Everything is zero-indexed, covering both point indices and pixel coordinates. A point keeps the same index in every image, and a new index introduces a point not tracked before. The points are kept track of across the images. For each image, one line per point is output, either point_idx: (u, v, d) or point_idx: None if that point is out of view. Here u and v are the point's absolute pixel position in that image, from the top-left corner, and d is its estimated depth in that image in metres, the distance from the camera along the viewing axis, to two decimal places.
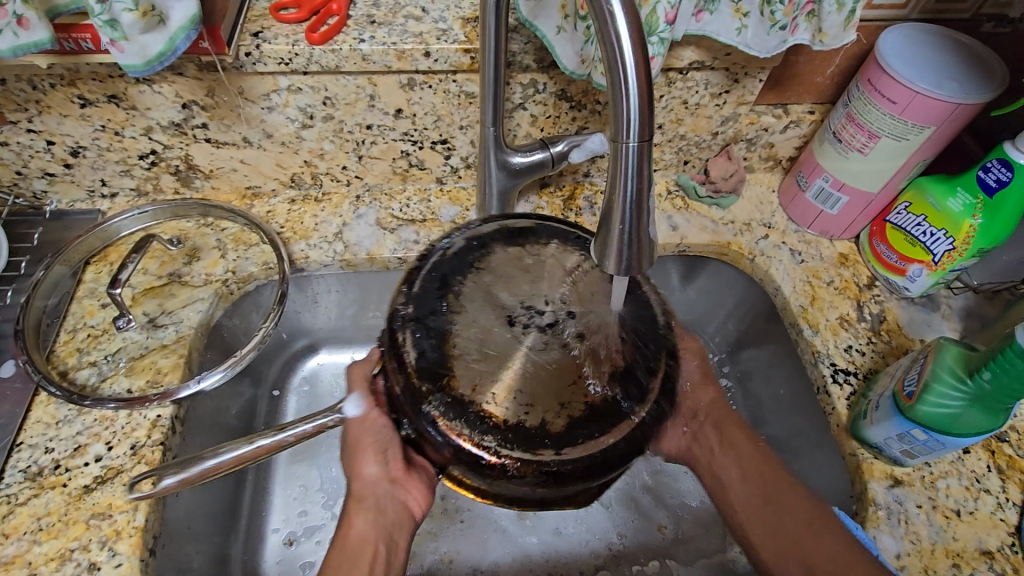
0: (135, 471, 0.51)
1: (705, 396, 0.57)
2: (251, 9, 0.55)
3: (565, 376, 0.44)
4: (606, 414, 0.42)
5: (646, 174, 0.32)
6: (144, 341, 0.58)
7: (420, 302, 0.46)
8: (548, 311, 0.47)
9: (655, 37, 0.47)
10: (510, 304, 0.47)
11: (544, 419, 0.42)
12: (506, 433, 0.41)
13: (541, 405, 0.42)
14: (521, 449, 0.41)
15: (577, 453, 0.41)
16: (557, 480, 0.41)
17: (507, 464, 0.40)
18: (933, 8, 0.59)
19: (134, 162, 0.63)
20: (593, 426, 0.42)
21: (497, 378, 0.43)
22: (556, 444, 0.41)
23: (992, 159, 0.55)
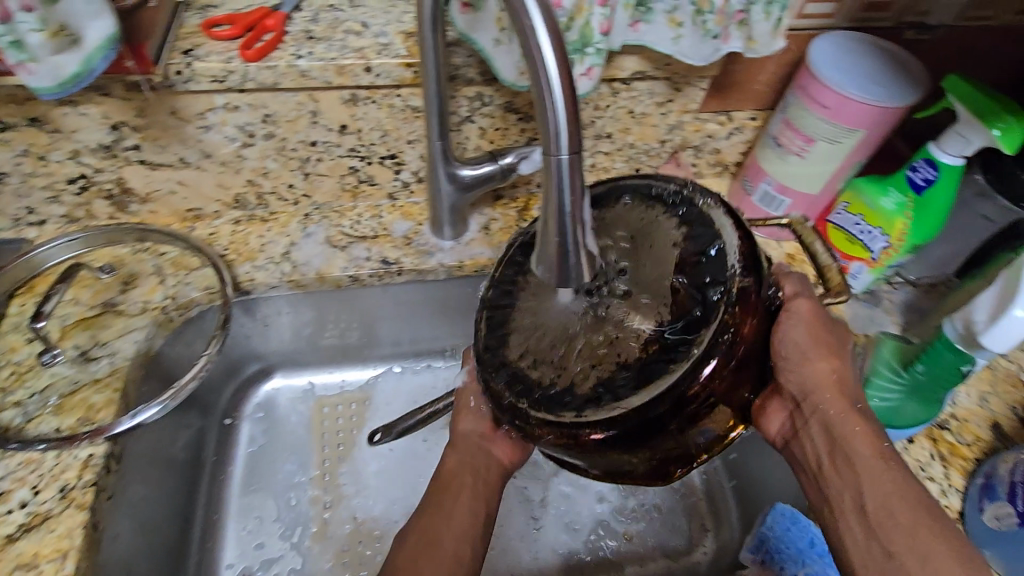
0: (64, 516, 0.48)
1: (817, 380, 0.45)
2: (182, 26, 0.54)
3: (601, 337, 0.40)
4: (636, 375, 0.38)
5: (580, 190, 0.34)
6: (75, 375, 0.55)
7: (495, 285, 0.48)
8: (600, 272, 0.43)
9: (591, 48, 0.48)
10: None
11: (572, 380, 0.40)
12: (536, 393, 0.40)
13: (571, 366, 0.40)
14: (545, 411, 0.39)
15: (594, 416, 0.37)
16: (579, 443, 0.38)
17: (533, 423, 0.40)
18: (859, 17, 0.62)
19: (62, 188, 0.60)
20: (617, 388, 0.38)
21: (537, 344, 0.42)
22: (580, 406, 0.38)
23: (919, 159, 0.58)
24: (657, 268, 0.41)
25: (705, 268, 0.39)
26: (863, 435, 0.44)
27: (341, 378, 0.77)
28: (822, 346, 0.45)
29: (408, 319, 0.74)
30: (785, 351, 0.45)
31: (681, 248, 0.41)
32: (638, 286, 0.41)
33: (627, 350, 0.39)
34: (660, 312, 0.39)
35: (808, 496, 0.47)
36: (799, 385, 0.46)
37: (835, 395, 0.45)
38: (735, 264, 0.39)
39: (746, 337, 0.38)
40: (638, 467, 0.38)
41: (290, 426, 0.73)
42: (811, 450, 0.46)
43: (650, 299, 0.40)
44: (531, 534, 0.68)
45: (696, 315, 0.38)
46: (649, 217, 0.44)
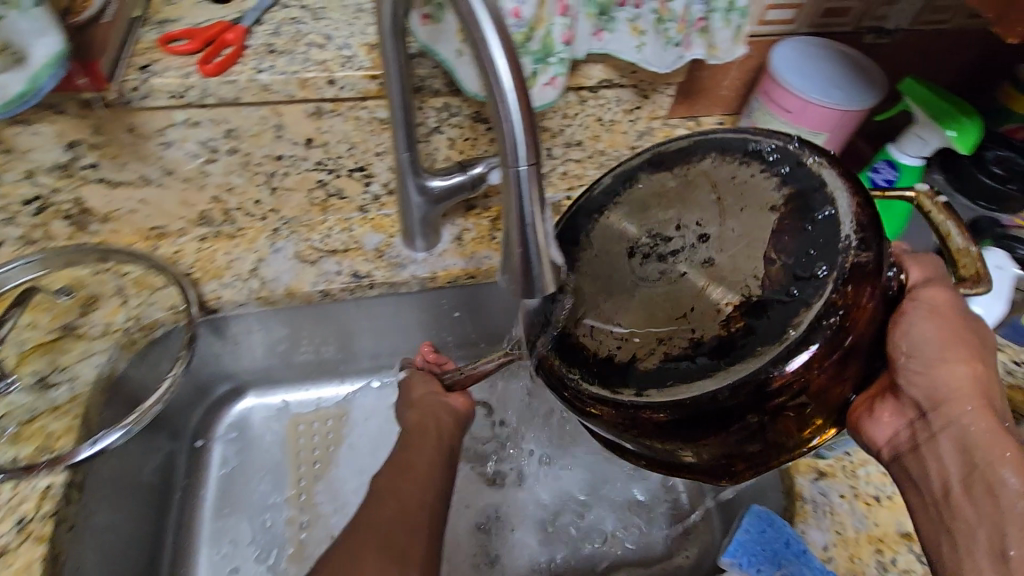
0: (21, 550, 0.46)
1: (951, 384, 0.37)
2: (138, 42, 0.53)
3: (676, 307, 0.40)
4: (722, 352, 0.36)
5: (540, 201, 0.34)
6: (33, 403, 0.53)
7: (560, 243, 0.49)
8: (675, 238, 0.43)
9: (553, 58, 0.48)
10: (636, 236, 0.46)
11: (636, 355, 0.40)
12: (592, 367, 0.41)
13: (638, 340, 0.40)
14: (600, 385, 0.40)
15: (657, 397, 0.37)
16: (636, 424, 0.37)
17: (585, 395, 0.40)
18: (819, 23, 0.63)
19: (17, 210, 0.58)
20: (689, 367, 0.36)
21: (603, 312, 0.43)
22: (642, 386, 0.38)
23: (880, 161, 0.60)
24: (744, 234, 0.39)
25: (813, 237, 0.36)
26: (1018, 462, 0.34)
27: (318, 395, 0.76)
28: (957, 346, 0.38)
29: (383, 333, 0.74)
30: (912, 348, 0.37)
31: (779, 213, 0.38)
32: (717, 251, 0.40)
33: (705, 325, 0.38)
34: (747, 285, 0.37)
35: (921, 530, 0.38)
36: (926, 390, 0.38)
37: (976, 405, 0.37)
38: (849, 236, 0.35)
39: (859, 320, 0.34)
40: (699, 463, 0.37)
41: (265, 446, 0.72)
42: (936, 471, 0.37)
43: (736, 266, 0.38)
44: (514, 544, 0.67)
45: (792, 294, 0.35)
46: (741, 176, 0.42)
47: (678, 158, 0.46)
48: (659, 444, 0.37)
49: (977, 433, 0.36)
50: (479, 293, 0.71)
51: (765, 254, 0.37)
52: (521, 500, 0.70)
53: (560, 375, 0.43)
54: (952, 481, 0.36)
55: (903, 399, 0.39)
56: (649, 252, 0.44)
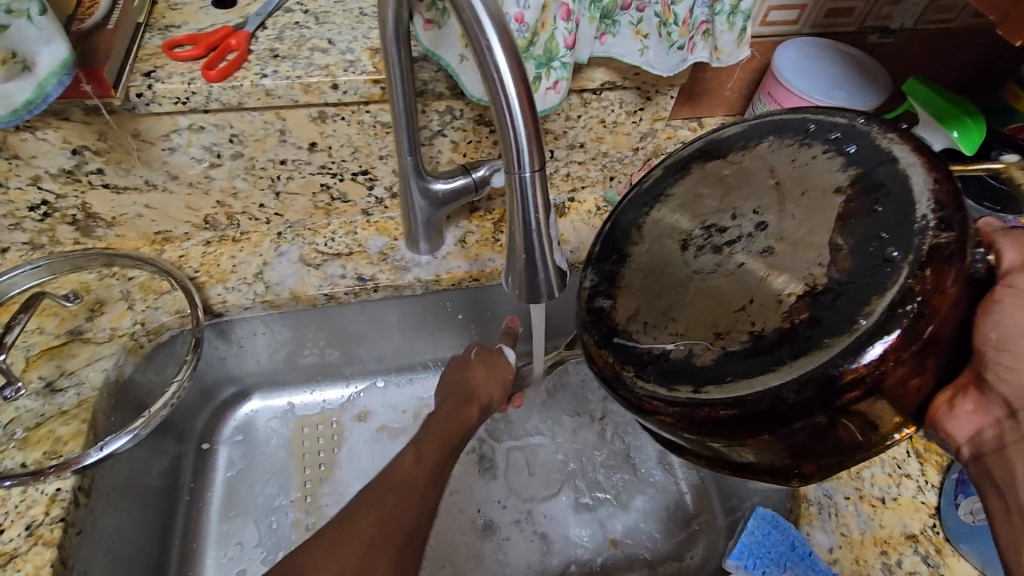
0: (30, 555, 0.46)
1: None
2: (143, 48, 0.53)
3: (733, 301, 0.37)
4: (782, 346, 0.32)
5: (545, 207, 0.34)
6: (40, 408, 0.53)
7: (608, 243, 0.48)
8: (732, 227, 0.40)
9: (557, 62, 0.48)
10: (690, 227, 0.43)
11: (693, 350, 0.37)
12: (648, 364, 0.38)
13: (693, 334, 0.38)
14: (657, 381, 0.37)
15: (715, 394, 0.33)
16: (695, 423, 0.34)
17: (641, 393, 0.37)
18: (823, 23, 0.63)
19: (23, 215, 0.58)
20: (745, 362, 0.33)
21: (659, 306, 0.41)
22: (700, 382, 0.35)
23: None
24: (807, 219, 0.36)
25: (878, 221, 0.33)
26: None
27: (323, 398, 0.76)
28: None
29: (389, 336, 0.74)
30: (1002, 342, 0.30)
31: (845, 195, 0.35)
32: (781, 238, 0.37)
33: (766, 319, 0.34)
34: (811, 273, 0.34)
35: (1003, 546, 0.32)
36: (1021, 389, 0.30)
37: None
38: (926, 216, 0.31)
39: (941, 307, 0.29)
40: (757, 465, 0.34)
41: (269, 449, 0.72)
42: None
43: (797, 253, 0.35)
44: (518, 544, 0.67)
45: (865, 277, 0.31)
46: (801, 160, 0.39)
47: (728, 149, 0.44)
48: (715, 443, 0.34)
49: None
50: (484, 296, 0.71)
51: (831, 239, 0.34)
52: (526, 501, 0.70)
53: (616, 372, 0.40)
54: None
55: (991, 398, 0.31)
56: (703, 242, 0.41)
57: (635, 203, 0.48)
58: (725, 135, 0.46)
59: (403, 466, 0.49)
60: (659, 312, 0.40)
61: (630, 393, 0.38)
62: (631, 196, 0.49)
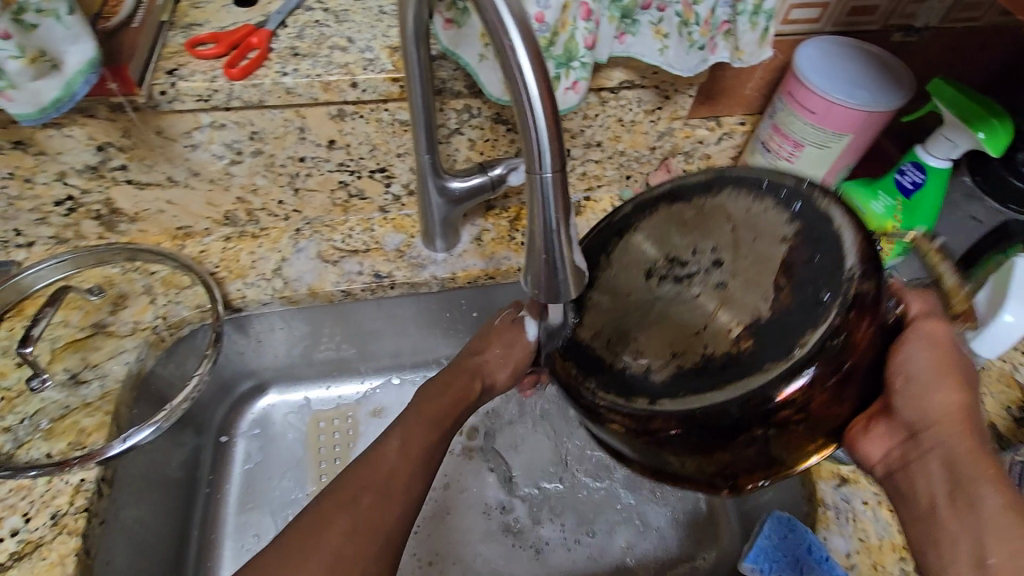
0: (56, 543, 0.47)
1: (937, 410, 0.41)
2: (166, 45, 0.54)
3: (688, 327, 0.41)
4: (734, 365, 0.37)
5: (564, 206, 0.34)
6: (65, 399, 0.54)
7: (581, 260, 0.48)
8: (693, 262, 0.43)
9: (576, 62, 0.47)
10: (654, 255, 0.45)
11: (650, 366, 0.41)
12: (608, 377, 0.42)
13: (652, 353, 0.41)
14: (616, 393, 0.40)
15: (669, 408, 0.37)
16: (656, 436, 0.37)
17: (601, 403, 0.40)
18: (845, 21, 0.62)
19: (50, 210, 0.60)
20: (701, 382, 0.38)
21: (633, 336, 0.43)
22: (657, 395, 0.39)
23: (907, 163, 0.58)
24: (756, 265, 0.40)
25: (816, 269, 0.38)
26: (992, 477, 0.38)
27: (338, 396, 0.77)
28: (943, 379, 0.41)
29: (404, 333, 0.74)
30: (910, 375, 0.41)
31: (789, 245, 0.39)
32: (738, 274, 0.41)
33: (719, 343, 0.39)
34: (756, 307, 0.39)
35: (912, 541, 0.40)
36: (918, 414, 0.41)
37: (959, 429, 0.40)
38: (852, 267, 0.36)
39: (859, 343, 0.35)
40: (695, 474, 0.37)
41: (284, 443, 0.73)
42: (925, 485, 0.40)
43: (748, 290, 0.40)
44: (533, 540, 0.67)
45: (802, 313, 0.37)
46: (755, 210, 0.42)
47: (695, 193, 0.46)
48: (668, 456, 0.37)
49: (958, 451, 0.39)
50: (498, 293, 0.71)
51: (775, 280, 0.39)
52: (540, 499, 0.70)
53: (576, 384, 0.43)
54: (937, 494, 0.39)
55: (895, 421, 0.42)
56: (668, 273, 0.44)
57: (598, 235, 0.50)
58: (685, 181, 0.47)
59: (390, 449, 0.46)
60: (623, 333, 0.44)
61: (590, 405, 0.41)
62: (597, 229, 0.50)
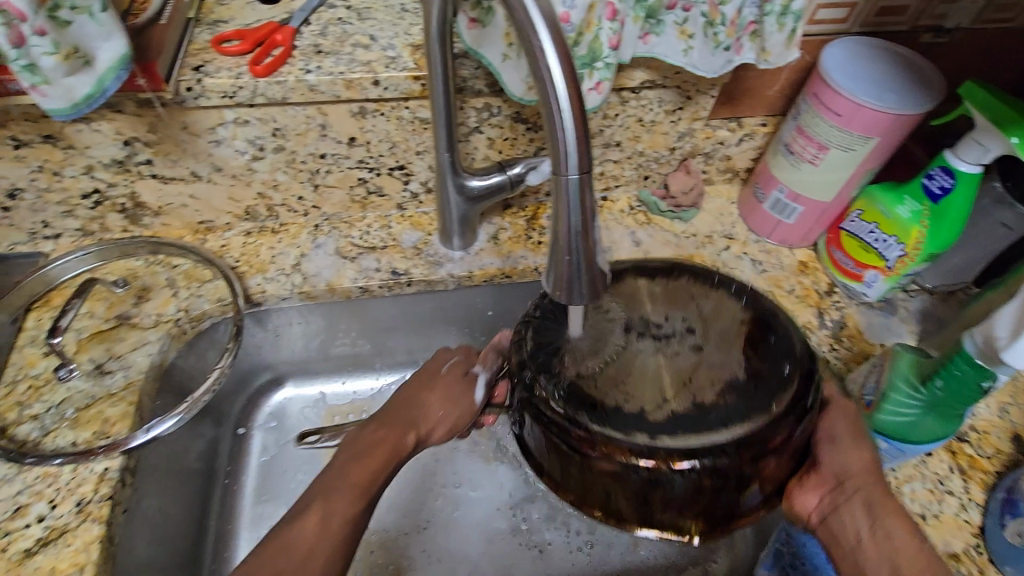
0: (81, 530, 0.48)
1: (855, 463, 0.46)
2: (193, 42, 0.54)
3: (675, 374, 0.40)
4: (722, 411, 0.37)
5: (589, 208, 0.34)
6: (90, 389, 0.55)
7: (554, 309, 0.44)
8: (666, 324, 0.43)
9: (600, 63, 0.47)
10: (628, 316, 0.43)
11: (643, 408, 0.38)
12: (600, 412, 0.38)
13: (641, 396, 0.38)
14: (611, 427, 0.37)
15: (672, 444, 0.36)
16: (652, 473, 0.35)
17: (597, 440, 0.36)
18: (873, 22, 0.61)
19: (77, 203, 0.61)
20: (694, 422, 0.37)
21: (617, 379, 0.39)
22: (652, 431, 0.36)
23: (935, 167, 0.57)
24: (722, 338, 0.42)
25: (779, 348, 0.41)
26: (897, 516, 0.44)
27: (352, 392, 0.77)
28: (859, 440, 0.47)
29: (419, 330, 0.75)
30: (831, 437, 0.46)
31: (749, 325, 0.43)
32: (710, 343, 0.42)
33: (707, 394, 0.38)
34: (735, 370, 0.40)
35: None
36: (840, 465, 0.46)
37: (871, 480, 0.46)
38: (801, 349, 0.41)
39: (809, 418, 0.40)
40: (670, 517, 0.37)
41: (299, 436, 0.74)
42: (852, 528, 0.45)
43: (723, 357, 0.41)
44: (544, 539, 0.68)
45: (768, 379, 0.39)
46: (714, 297, 0.45)
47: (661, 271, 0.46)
48: (655, 497, 0.36)
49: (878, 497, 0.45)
50: (514, 292, 0.71)
51: (744, 350, 0.41)
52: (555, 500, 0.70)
53: (567, 418, 0.37)
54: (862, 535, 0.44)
55: (822, 473, 0.46)
56: (644, 330, 0.42)
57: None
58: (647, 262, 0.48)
59: (308, 524, 0.43)
60: (609, 377, 0.40)
61: (580, 437, 0.36)
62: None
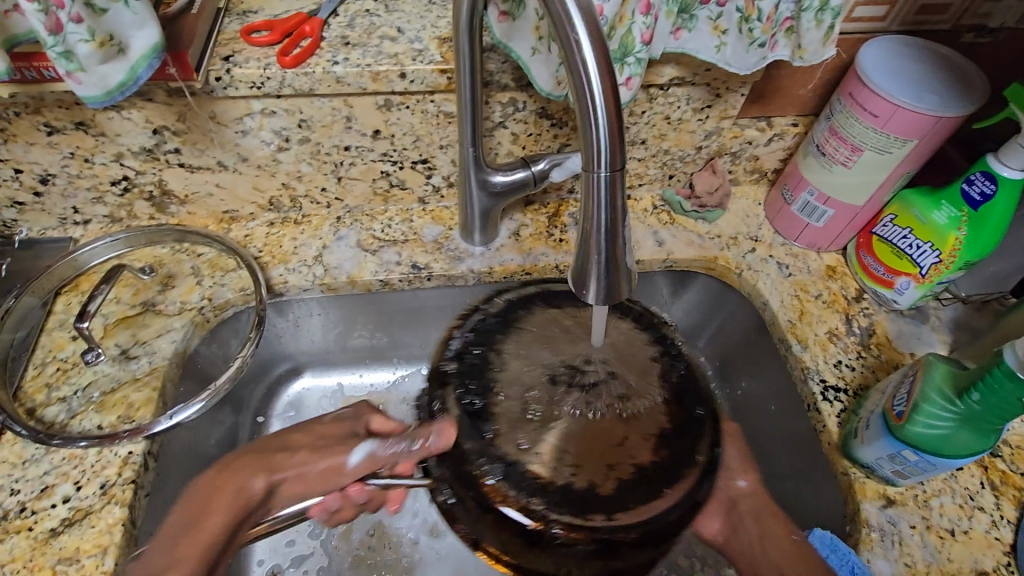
0: (105, 512, 0.49)
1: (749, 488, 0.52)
2: (222, 32, 0.54)
3: (610, 437, 0.42)
4: (659, 476, 0.41)
5: (620, 207, 0.33)
6: (116, 373, 0.56)
7: (463, 361, 0.46)
8: (590, 370, 0.46)
9: (632, 58, 0.46)
10: (553, 363, 0.46)
11: (592, 482, 0.40)
12: (552, 495, 0.39)
13: (587, 467, 0.41)
14: (569, 512, 0.39)
15: (626, 520, 0.39)
16: (612, 549, 0.39)
17: (557, 531, 0.39)
18: (913, 20, 0.59)
19: (106, 189, 0.62)
20: (641, 489, 0.40)
21: (547, 438, 0.42)
22: (607, 508, 0.39)
23: (976, 172, 0.55)
24: (640, 377, 0.46)
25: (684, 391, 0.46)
26: (777, 521, 0.52)
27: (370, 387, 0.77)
28: (750, 467, 0.53)
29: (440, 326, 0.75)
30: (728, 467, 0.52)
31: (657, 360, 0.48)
32: (632, 387, 0.46)
33: (642, 453, 0.42)
34: (655, 421, 0.44)
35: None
36: (733, 490, 0.52)
37: (760, 499, 0.52)
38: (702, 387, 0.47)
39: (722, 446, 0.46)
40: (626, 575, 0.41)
41: None
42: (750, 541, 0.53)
43: (643, 400, 0.45)
44: None
45: (684, 423, 0.44)
46: (621, 329, 0.50)
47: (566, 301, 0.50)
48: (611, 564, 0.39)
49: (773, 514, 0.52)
50: None
51: (660, 395, 0.45)
52: None
53: (523, 508, 0.39)
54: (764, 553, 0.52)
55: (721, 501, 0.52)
56: (572, 381, 0.45)
57: (468, 338, 0.47)
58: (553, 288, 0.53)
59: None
60: (556, 437, 0.42)
61: (540, 528, 0.39)
62: (467, 331, 0.48)
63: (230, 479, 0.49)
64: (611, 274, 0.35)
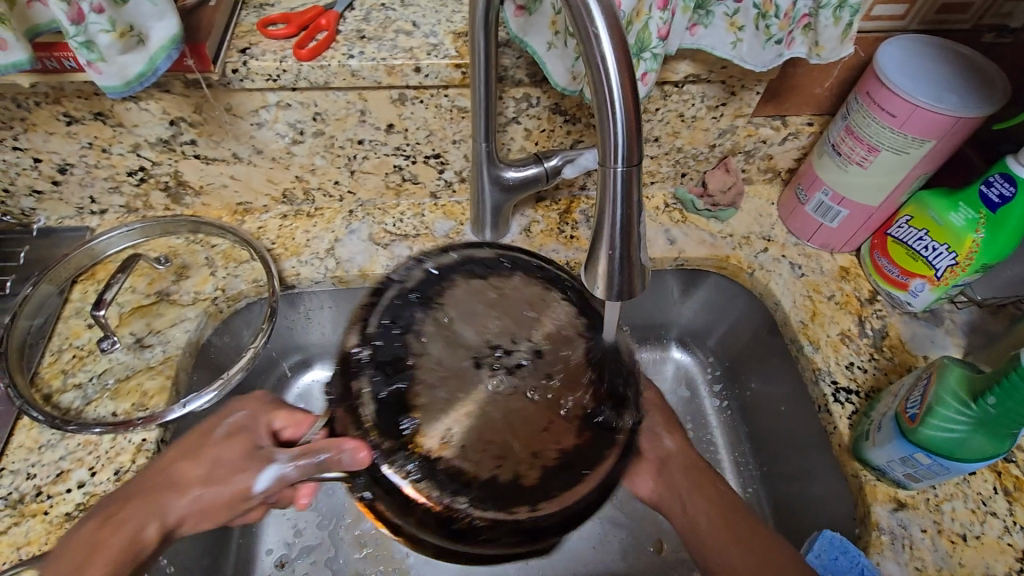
0: None
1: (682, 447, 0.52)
2: (239, 25, 0.55)
3: (536, 420, 0.39)
4: (585, 458, 0.38)
5: (636, 203, 0.33)
6: (130, 362, 0.57)
7: (380, 346, 0.40)
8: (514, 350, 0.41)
9: (648, 53, 0.46)
10: (475, 343, 0.41)
11: (516, 472, 0.37)
12: (477, 490, 0.36)
13: (513, 456, 0.37)
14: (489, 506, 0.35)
15: (550, 509, 0.36)
16: (532, 537, 0.36)
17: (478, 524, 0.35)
18: (933, 19, 0.58)
19: (123, 179, 0.63)
20: (566, 474, 0.37)
21: (462, 426, 0.37)
22: (532, 498, 0.36)
23: (994, 173, 0.54)
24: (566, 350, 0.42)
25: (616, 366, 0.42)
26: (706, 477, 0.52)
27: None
28: (674, 426, 0.53)
29: None
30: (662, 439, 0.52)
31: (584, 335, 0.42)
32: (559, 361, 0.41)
33: (566, 438, 0.38)
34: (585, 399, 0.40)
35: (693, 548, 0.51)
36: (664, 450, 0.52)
37: (688, 456, 0.53)
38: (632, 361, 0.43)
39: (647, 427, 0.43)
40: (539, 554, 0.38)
41: None
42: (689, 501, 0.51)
43: (572, 376, 0.40)
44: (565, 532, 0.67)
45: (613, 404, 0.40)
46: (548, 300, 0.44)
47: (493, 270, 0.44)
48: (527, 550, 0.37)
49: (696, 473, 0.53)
50: None
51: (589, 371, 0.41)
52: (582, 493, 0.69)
53: (446, 509, 0.35)
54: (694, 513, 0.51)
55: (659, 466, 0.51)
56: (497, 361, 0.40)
57: (381, 324, 0.41)
58: (477, 254, 0.46)
59: None
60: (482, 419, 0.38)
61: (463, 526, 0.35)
62: (377, 318, 0.41)
63: (114, 530, 0.43)
64: (625, 269, 0.35)
